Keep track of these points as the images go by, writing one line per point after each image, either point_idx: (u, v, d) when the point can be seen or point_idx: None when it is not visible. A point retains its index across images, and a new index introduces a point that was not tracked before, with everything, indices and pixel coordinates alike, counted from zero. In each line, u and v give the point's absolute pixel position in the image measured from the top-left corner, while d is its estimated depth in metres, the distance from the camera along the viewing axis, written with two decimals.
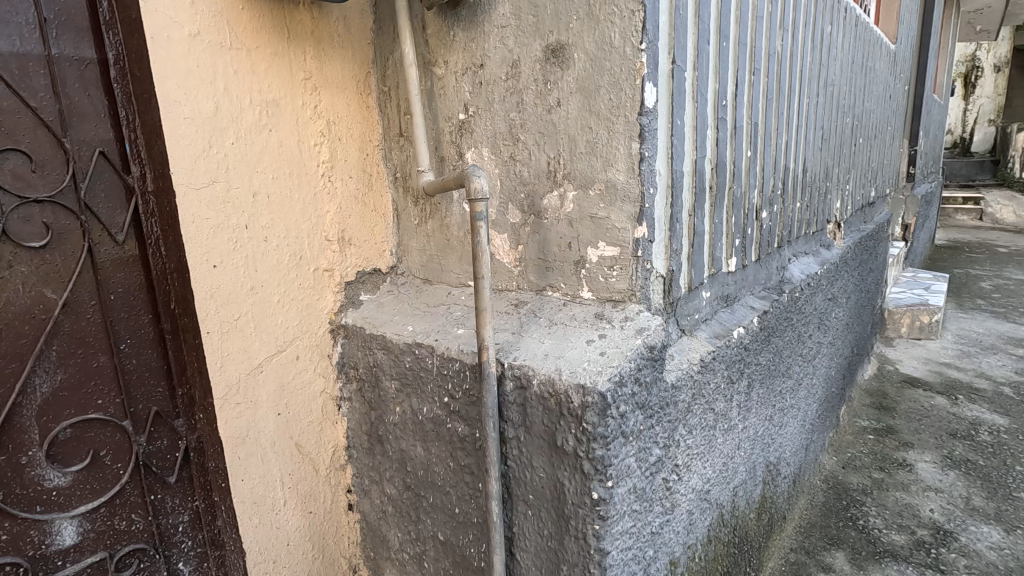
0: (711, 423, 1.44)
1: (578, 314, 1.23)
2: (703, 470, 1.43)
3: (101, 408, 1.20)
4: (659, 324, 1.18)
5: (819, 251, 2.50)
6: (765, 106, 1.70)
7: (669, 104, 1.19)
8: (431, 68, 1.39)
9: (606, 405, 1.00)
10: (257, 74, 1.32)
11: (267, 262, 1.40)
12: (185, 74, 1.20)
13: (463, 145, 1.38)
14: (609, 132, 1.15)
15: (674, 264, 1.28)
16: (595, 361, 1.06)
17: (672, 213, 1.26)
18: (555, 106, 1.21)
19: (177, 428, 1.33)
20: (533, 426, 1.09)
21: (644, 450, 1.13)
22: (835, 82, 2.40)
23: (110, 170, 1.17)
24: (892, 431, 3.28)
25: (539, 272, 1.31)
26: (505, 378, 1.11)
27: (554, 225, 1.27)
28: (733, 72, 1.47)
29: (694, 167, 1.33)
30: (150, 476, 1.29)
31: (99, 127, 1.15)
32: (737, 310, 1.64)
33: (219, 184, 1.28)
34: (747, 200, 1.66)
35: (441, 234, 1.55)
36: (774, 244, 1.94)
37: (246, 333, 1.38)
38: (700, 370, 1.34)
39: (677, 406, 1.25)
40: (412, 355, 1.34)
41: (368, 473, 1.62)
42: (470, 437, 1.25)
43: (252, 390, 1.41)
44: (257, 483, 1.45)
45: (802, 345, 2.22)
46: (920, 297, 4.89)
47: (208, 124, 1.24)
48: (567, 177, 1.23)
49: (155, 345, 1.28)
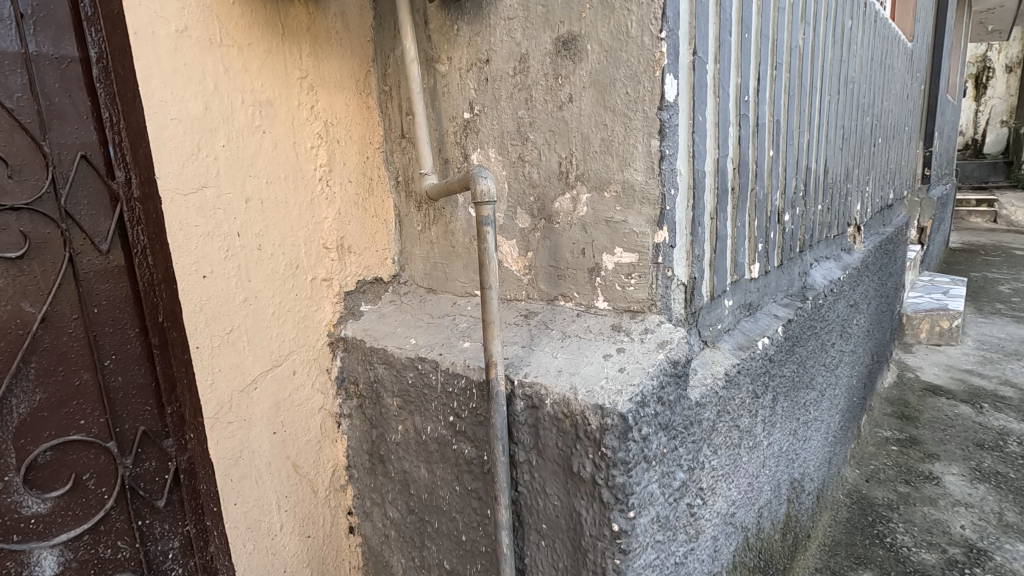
0: (736, 441, 1.34)
1: (593, 326, 1.14)
2: (728, 492, 1.33)
3: (83, 428, 1.11)
4: (682, 337, 1.09)
5: (841, 256, 2.40)
6: (787, 103, 1.61)
7: (690, 99, 1.10)
8: (434, 65, 1.31)
9: (628, 428, 0.91)
10: (249, 72, 1.25)
11: (262, 271, 1.32)
12: (172, 72, 1.12)
13: (468, 146, 1.29)
14: (626, 129, 1.07)
15: (696, 270, 1.19)
16: (614, 379, 0.96)
17: (694, 216, 1.17)
18: (566, 103, 1.13)
19: (167, 449, 1.24)
20: (546, 449, 1.00)
21: (667, 475, 1.04)
22: (856, 79, 2.31)
23: (93, 174, 1.08)
24: (916, 442, 3.16)
25: (550, 281, 1.22)
26: (514, 397, 1.02)
27: (565, 230, 1.18)
28: (755, 66, 1.38)
29: (716, 167, 1.24)
30: (138, 500, 1.20)
31: (82, 128, 1.06)
32: (760, 319, 1.54)
33: (209, 190, 1.20)
34: (769, 202, 1.57)
35: (446, 240, 1.47)
36: (797, 248, 1.84)
37: (239, 347, 1.30)
38: (725, 385, 1.24)
39: (701, 424, 1.15)
40: (415, 370, 1.26)
41: (370, 494, 1.53)
42: (477, 459, 1.16)
43: (245, 407, 1.32)
44: (251, 507, 1.36)
45: (825, 354, 2.11)
46: (939, 302, 4.76)
47: (197, 126, 1.17)
48: (579, 178, 1.14)
49: (142, 361, 1.19)
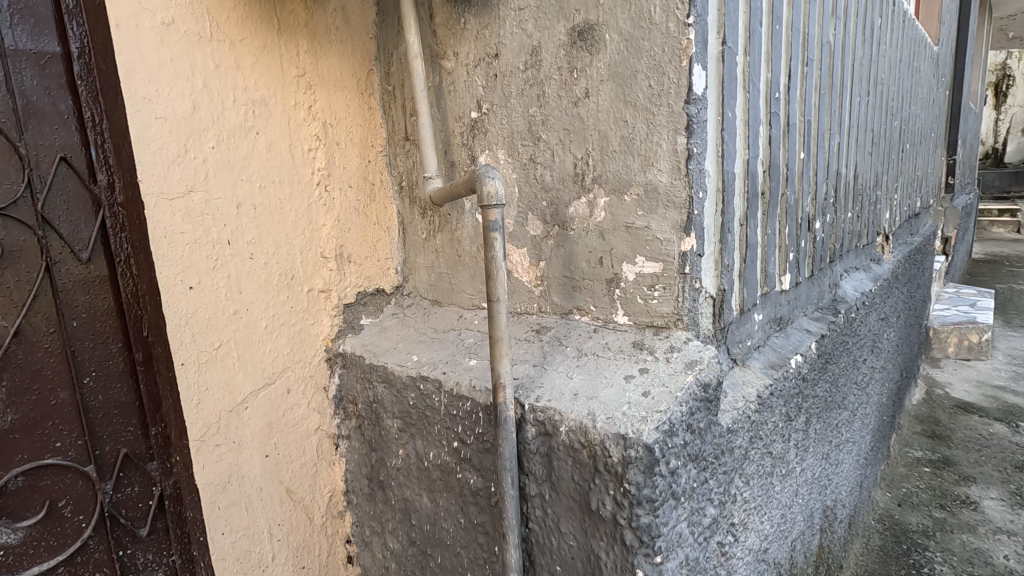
0: (769, 469, 1.23)
1: (612, 343, 1.03)
2: (761, 526, 1.20)
3: (59, 451, 0.99)
4: (712, 356, 0.98)
5: (870, 267, 2.27)
6: (818, 102, 1.51)
7: (719, 93, 1.00)
8: (439, 61, 1.22)
9: (654, 461, 0.80)
10: (241, 69, 1.17)
11: (254, 282, 1.23)
12: (157, 68, 1.04)
13: (475, 147, 1.20)
14: (649, 126, 0.97)
15: (725, 282, 1.08)
16: (637, 404, 0.85)
17: (723, 222, 1.06)
18: (582, 98, 1.03)
19: (151, 472, 1.11)
20: (561, 483, 0.89)
21: (696, 512, 0.93)
22: (884, 81, 2.20)
23: (74, 177, 0.97)
24: (949, 463, 2.98)
25: (564, 293, 1.12)
26: (525, 423, 0.92)
27: (581, 237, 1.08)
28: (786, 61, 1.27)
29: (745, 168, 1.13)
30: (119, 529, 1.07)
31: (62, 129, 0.95)
32: (791, 334, 1.42)
33: (196, 194, 1.12)
34: (800, 208, 1.46)
35: (452, 249, 1.37)
36: (827, 259, 1.72)
37: (229, 364, 1.20)
38: (757, 409, 1.13)
39: (733, 453, 1.04)
40: (416, 391, 1.16)
41: (369, 523, 1.43)
42: (484, 491, 1.06)
43: (234, 429, 1.23)
44: (240, 536, 1.26)
45: (856, 371, 1.98)
46: (967, 315, 4.57)
47: (184, 125, 1.09)
48: (596, 181, 1.04)
49: (126, 379, 1.07)
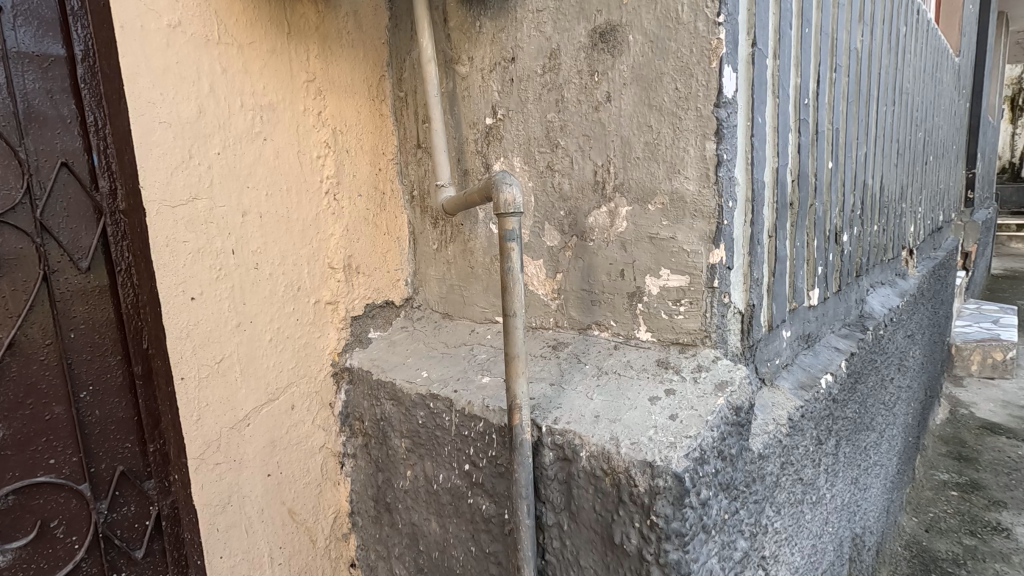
0: (800, 496, 1.15)
1: (634, 361, 0.97)
2: (792, 557, 1.13)
3: (52, 469, 0.94)
4: (743, 376, 0.91)
5: (895, 282, 2.19)
6: (846, 110, 1.45)
7: (749, 97, 0.95)
8: (453, 66, 1.18)
9: (685, 492, 0.73)
10: (250, 73, 1.13)
11: (259, 293, 1.18)
12: (162, 71, 1.00)
13: (490, 155, 1.15)
14: (675, 131, 0.92)
15: (754, 297, 1.02)
16: (665, 429, 0.79)
17: (753, 233, 1.00)
18: (604, 102, 0.98)
19: (149, 491, 1.05)
20: (580, 512, 0.83)
21: (727, 545, 0.86)
22: (909, 90, 2.13)
23: (75, 183, 0.93)
24: (978, 487, 2.86)
25: (582, 307, 1.06)
26: (542, 447, 0.85)
27: (601, 248, 1.02)
28: (815, 66, 1.22)
29: (775, 177, 1.08)
30: (113, 551, 1.01)
31: (64, 133, 0.92)
32: (820, 352, 1.35)
33: (200, 202, 1.07)
34: (828, 219, 1.39)
35: (464, 260, 1.32)
36: (854, 273, 1.65)
37: (230, 379, 1.15)
38: (788, 432, 1.06)
39: (764, 481, 0.97)
40: (426, 409, 1.10)
41: (374, 546, 1.37)
42: (497, 517, 0.99)
43: (236, 446, 1.17)
44: (239, 560, 1.19)
45: (883, 391, 1.89)
46: (990, 332, 4.44)
47: (189, 130, 1.04)
48: (618, 190, 0.99)
49: (124, 393, 1.02)
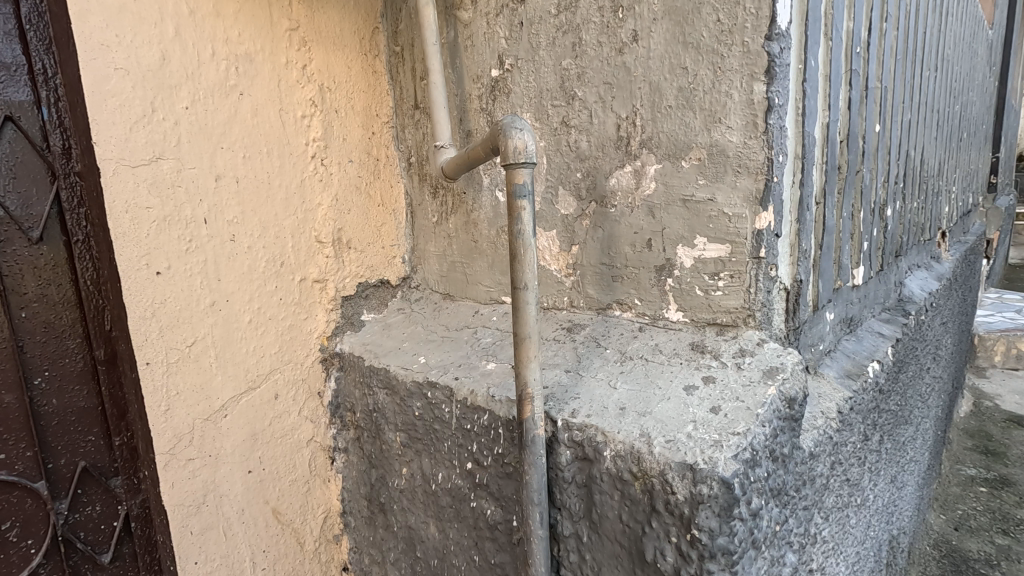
0: (846, 499, 1.02)
1: (664, 345, 0.84)
2: (838, 568, 1.00)
3: (3, 466, 0.82)
4: (796, 362, 0.77)
5: (931, 265, 2.04)
6: (893, 66, 1.29)
7: (802, 33, 0.80)
8: (455, 12, 1.04)
9: (734, 501, 0.60)
10: (223, 18, 1.00)
11: (236, 268, 1.05)
12: (118, 9, 0.86)
13: (496, 112, 1.01)
14: (715, 73, 0.78)
15: (802, 272, 0.88)
16: (705, 424, 0.66)
17: (802, 196, 0.87)
18: (629, 43, 0.84)
19: (115, 490, 0.94)
20: (603, 523, 0.70)
21: (776, 561, 0.73)
22: (948, 56, 1.96)
23: (23, 140, 0.81)
24: (1007, 484, 2.72)
25: (601, 284, 0.93)
26: (557, 445, 0.72)
27: (625, 216, 0.89)
28: (866, 12, 1.07)
29: (824, 134, 0.93)
30: (76, 556, 0.90)
31: (8, 82, 0.79)
32: (863, 338, 1.21)
33: (166, 163, 0.93)
34: (873, 189, 1.25)
35: (467, 234, 1.19)
36: (895, 251, 1.50)
37: (205, 365, 1.02)
38: (838, 427, 0.92)
39: (814, 484, 0.84)
40: (423, 399, 0.97)
41: (367, 549, 1.25)
42: (503, 524, 0.87)
43: (211, 440, 1.04)
44: (217, 566, 1.07)
45: (920, 382, 1.75)
46: (1014, 322, 4.25)
47: (152, 80, 0.90)
48: (645, 146, 0.85)
49: (86, 381, 0.89)
